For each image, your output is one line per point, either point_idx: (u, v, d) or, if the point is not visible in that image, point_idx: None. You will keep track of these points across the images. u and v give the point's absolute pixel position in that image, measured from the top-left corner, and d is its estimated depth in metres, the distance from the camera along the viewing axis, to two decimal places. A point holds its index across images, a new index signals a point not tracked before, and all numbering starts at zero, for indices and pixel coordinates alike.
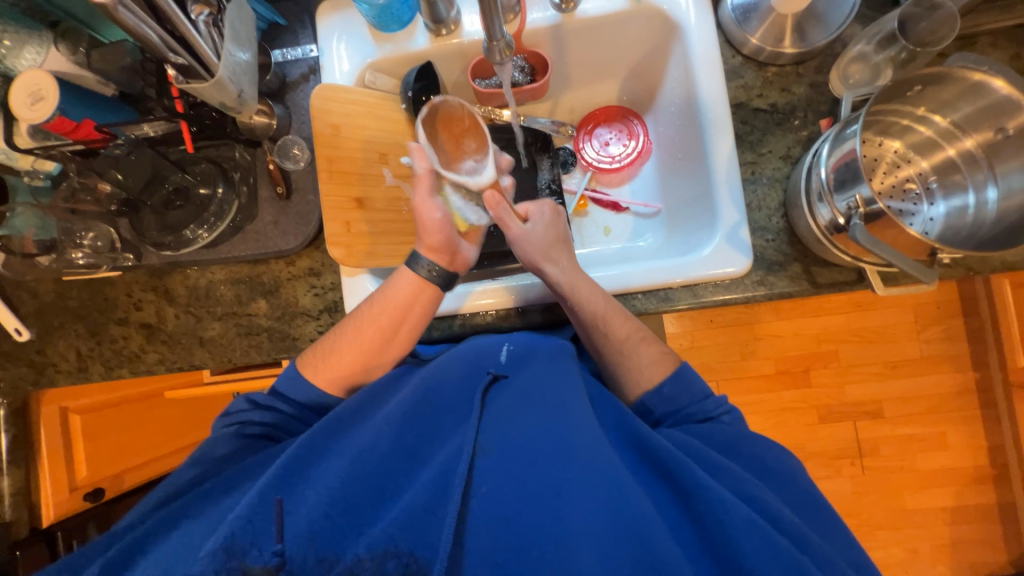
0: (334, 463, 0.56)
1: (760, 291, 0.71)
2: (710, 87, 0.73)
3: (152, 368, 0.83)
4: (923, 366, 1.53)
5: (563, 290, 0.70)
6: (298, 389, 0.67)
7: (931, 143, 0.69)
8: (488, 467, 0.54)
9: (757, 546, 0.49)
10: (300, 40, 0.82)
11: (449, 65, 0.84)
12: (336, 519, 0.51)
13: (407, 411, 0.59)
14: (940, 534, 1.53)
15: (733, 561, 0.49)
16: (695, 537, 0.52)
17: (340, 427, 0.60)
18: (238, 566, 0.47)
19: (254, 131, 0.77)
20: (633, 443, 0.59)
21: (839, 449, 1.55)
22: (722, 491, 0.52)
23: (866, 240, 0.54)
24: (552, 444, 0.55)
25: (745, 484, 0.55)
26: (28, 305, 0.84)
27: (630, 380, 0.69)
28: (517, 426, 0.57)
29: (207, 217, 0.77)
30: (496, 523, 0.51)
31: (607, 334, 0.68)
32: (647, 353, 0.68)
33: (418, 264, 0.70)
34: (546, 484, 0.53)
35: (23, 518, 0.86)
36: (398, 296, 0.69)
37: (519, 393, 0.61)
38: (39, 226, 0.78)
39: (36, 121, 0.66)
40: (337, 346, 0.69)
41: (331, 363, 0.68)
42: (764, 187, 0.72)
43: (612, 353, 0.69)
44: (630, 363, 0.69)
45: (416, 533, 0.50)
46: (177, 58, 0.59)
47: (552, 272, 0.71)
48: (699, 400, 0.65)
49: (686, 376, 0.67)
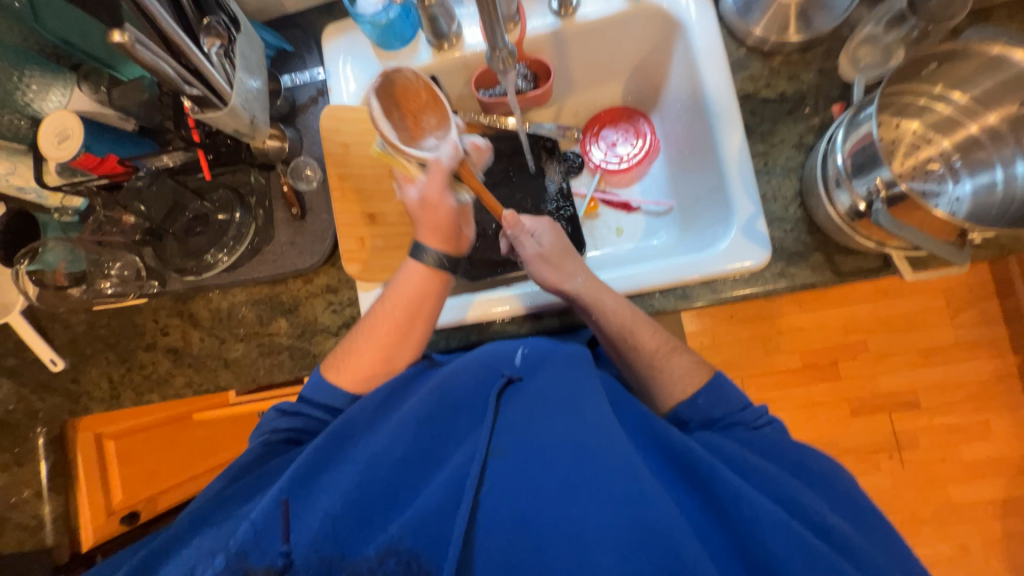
0: (347, 468, 0.56)
1: (781, 283, 0.69)
2: (716, 82, 0.72)
3: (180, 391, 0.85)
4: (958, 352, 1.47)
5: (587, 304, 0.70)
6: (321, 399, 0.67)
7: (951, 121, 0.67)
8: (504, 469, 0.54)
9: (792, 549, 0.47)
10: (308, 64, 0.84)
11: (453, 78, 0.85)
12: (348, 520, 0.52)
13: (424, 416, 0.59)
14: (991, 529, 1.46)
15: (768, 565, 0.47)
16: (724, 539, 0.51)
17: (353, 431, 0.60)
18: (240, 567, 0.49)
19: (268, 154, 0.79)
20: (658, 443, 0.58)
21: (874, 443, 1.49)
22: (756, 496, 0.50)
23: (889, 224, 0.52)
24: (568, 444, 0.54)
25: (779, 487, 0.53)
26: (61, 336, 0.87)
27: (657, 383, 0.68)
28: (532, 428, 0.57)
29: (226, 241, 0.79)
30: (509, 523, 0.51)
31: (634, 348, 0.69)
32: (674, 362, 0.68)
33: (424, 254, 0.70)
34: (560, 485, 0.52)
35: (63, 543, 0.89)
36: (410, 288, 0.70)
37: (534, 395, 0.61)
38: (70, 258, 0.81)
39: (63, 160, 0.69)
40: (356, 345, 0.69)
41: (351, 361, 0.69)
42: (778, 177, 0.71)
43: (640, 365, 0.69)
44: (658, 371, 0.68)
45: (425, 536, 0.50)
46: (192, 89, 0.61)
47: (573, 289, 0.71)
48: (725, 397, 0.64)
49: (722, 385, 0.65)
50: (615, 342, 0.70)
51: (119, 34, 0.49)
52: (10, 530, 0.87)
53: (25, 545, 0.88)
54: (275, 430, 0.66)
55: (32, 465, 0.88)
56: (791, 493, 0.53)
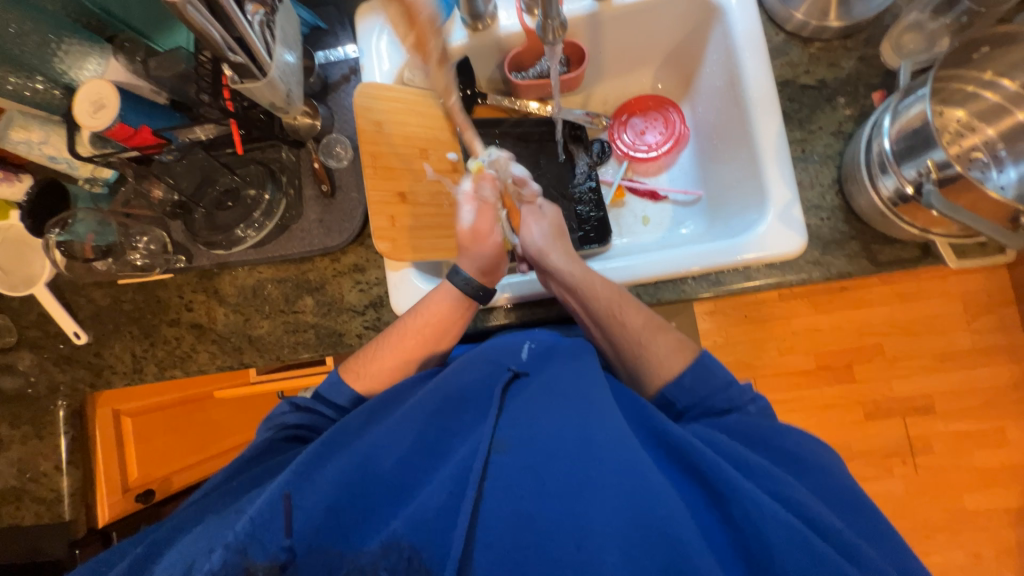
0: (346, 462, 0.56)
1: (817, 271, 0.68)
2: (753, 67, 0.72)
3: (203, 367, 0.85)
4: (976, 357, 1.46)
5: (565, 283, 0.71)
6: (338, 395, 0.68)
7: (998, 109, 0.65)
8: (509, 464, 0.53)
9: (795, 549, 0.47)
10: (341, 42, 0.84)
11: (485, 60, 0.86)
12: (347, 513, 0.53)
13: (429, 410, 0.60)
14: (1003, 536, 1.45)
15: (766, 563, 0.47)
16: (727, 535, 0.50)
17: (357, 426, 0.62)
18: (242, 562, 0.50)
19: (299, 130, 0.80)
20: (660, 440, 0.56)
21: (888, 447, 1.48)
22: (756, 494, 0.50)
23: (943, 206, 0.50)
24: (572, 439, 0.54)
25: (772, 480, 0.53)
26: (85, 310, 0.88)
27: (648, 366, 0.66)
28: (535, 422, 0.56)
29: (254, 218, 0.79)
30: (512, 522, 0.50)
31: (619, 325, 0.68)
32: (657, 342, 0.67)
33: (457, 277, 0.70)
34: (561, 481, 0.51)
35: (81, 517, 0.89)
36: (442, 311, 0.70)
37: (542, 390, 0.60)
38: (98, 230, 0.82)
39: (98, 129, 0.69)
40: (378, 352, 0.71)
41: (372, 369, 0.70)
42: (815, 164, 0.70)
43: (626, 346, 0.68)
44: (647, 350, 0.67)
45: (427, 533, 0.51)
46: (235, 57, 0.60)
47: (552, 264, 0.72)
48: (703, 381, 0.63)
49: (706, 364, 0.64)
50: (601, 320, 0.69)
51: None
52: (27, 503, 0.88)
53: (42, 518, 0.88)
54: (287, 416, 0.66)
55: (53, 440, 0.88)
56: (782, 487, 0.52)
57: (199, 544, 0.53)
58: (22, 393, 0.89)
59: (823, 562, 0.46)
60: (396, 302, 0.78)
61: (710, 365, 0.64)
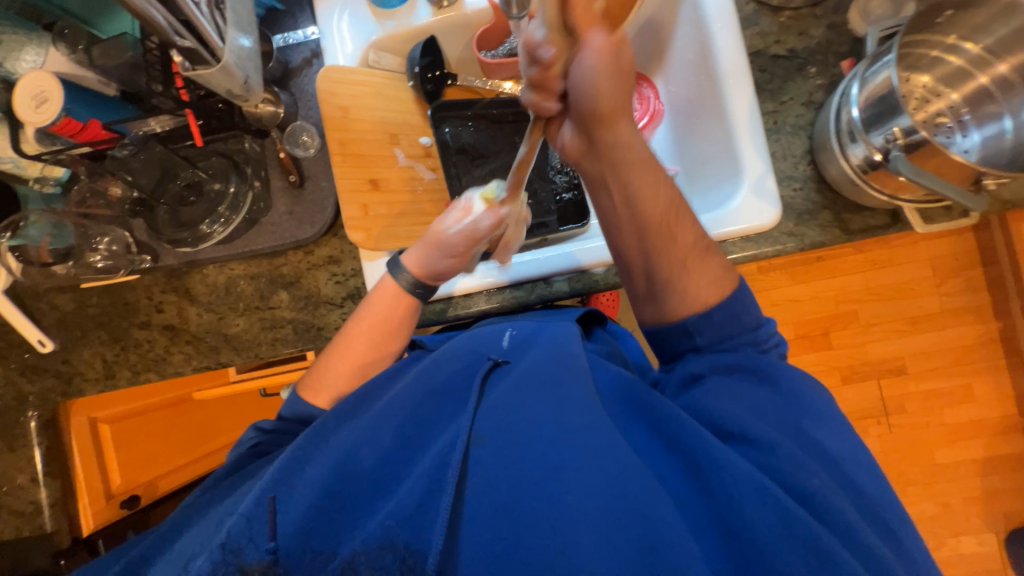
0: (324, 459, 0.56)
1: (791, 243, 0.69)
2: (724, 37, 0.71)
3: (179, 369, 0.83)
4: (944, 320, 1.52)
5: (615, 168, 0.56)
6: (294, 411, 0.65)
7: (962, 73, 0.66)
8: (488, 455, 0.54)
9: (768, 513, 0.48)
10: (300, 24, 0.80)
11: (453, 39, 0.83)
12: (333, 510, 0.53)
13: (410, 402, 0.59)
14: (971, 486, 1.53)
15: (742, 533, 0.48)
16: (703, 503, 0.51)
17: (334, 424, 0.60)
18: (235, 562, 0.51)
19: (261, 119, 0.77)
20: (642, 415, 0.58)
21: (863, 409, 1.54)
22: (734, 458, 0.51)
23: (909, 171, 0.51)
24: (548, 424, 0.54)
25: (755, 448, 0.53)
26: (49, 316, 0.84)
27: (673, 294, 0.60)
28: (512, 412, 0.56)
29: (220, 212, 0.77)
30: (491, 509, 0.51)
31: (667, 240, 0.59)
32: (697, 268, 0.59)
33: (400, 273, 0.66)
34: (538, 466, 0.52)
35: (63, 528, 0.87)
36: (381, 310, 0.67)
37: (520, 376, 0.60)
38: (55, 233, 0.78)
39: (42, 124, 0.65)
40: (326, 363, 0.67)
41: (324, 382, 0.66)
42: (787, 135, 0.71)
43: (662, 267, 0.60)
44: (684, 275, 0.60)
45: (410, 524, 0.52)
46: (183, 41, 0.57)
47: (605, 145, 0.55)
48: (732, 321, 0.60)
49: (742, 302, 0.60)
50: (642, 224, 0.58)
51: None
52: (5, 517, 0.85)
53: (22, 532, 0.86)
54: (254, 440, 0.65)
55: (25, 452, 0.85)
56: (762, 453, 0.52)
57: (197, 539, 0.55)
58: None
59: (792, 522, 0.47)
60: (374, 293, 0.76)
61: (743, 306, 0.60)
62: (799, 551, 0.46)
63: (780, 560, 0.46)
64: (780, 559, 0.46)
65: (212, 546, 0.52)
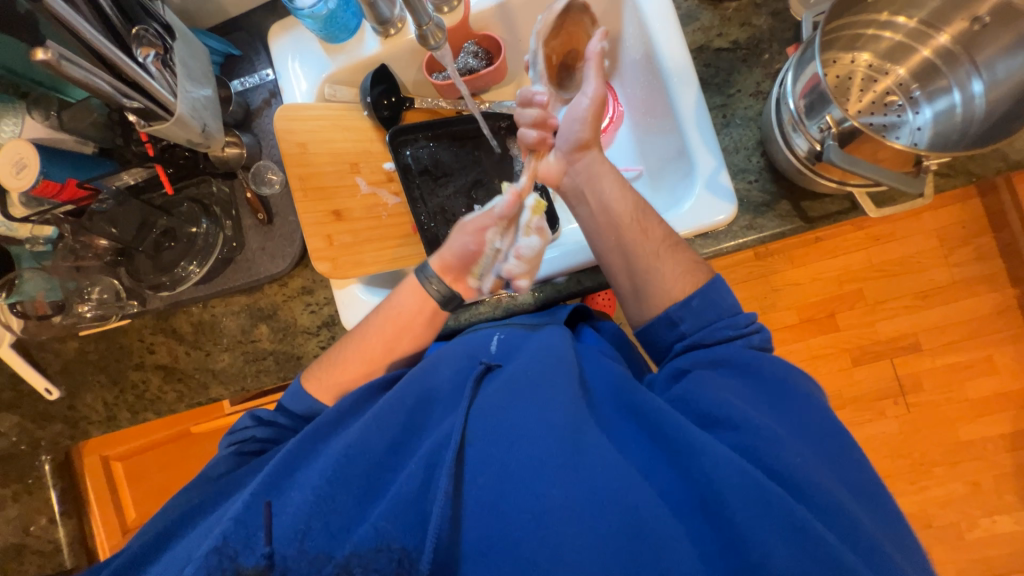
0: (317, 465, 0.57)
1: (751, 236, 0.68)
2: (667, 37, 0.70)
3: (173, 406, 0.86)
4: (956, 292, 1.45)
5: (590, 181, 0.70)
6: (299, 404, 0.69)
7: (904, 47, 0.69)
8: (475, 456, 0.53)
9: (747, 496, 0.47)
10: (257, 66, 0.84)
11: (405, 64, 0.85)
12: (325, 514, 0.53)
13: (401, 409, 0.60)
14: (1001, 463, 1.46)
15: (721, 521, 0.47)
16: (684, 490, 0.50)
17: (329, 429, 0.62)
18: (229, 566, 0.49)
19: (229, 162, 0.79)
20: (629, 409, 0.57)
21: (878, 390, 1.49)
22: (715, 444, 0.50)
23: (841, 160, 0.51)
24: (533, 419, 0.54)
25: (735, 433, 0.52)
26: (53, 364, 0.88)
27: (654, 289, 0.64)
28: (502, 409, 0.56)
29: (196, 253, 0.80)
30: (481, 506, 0.51)
31: (638, 234, 0.65)
32: (670, 257, 0.64)
33: (427, 279, 0.69)
34: (524, 459, 0.52)
35: (82, 564, 0.92)
36: (404, 305, 0.69)
37: (509, 378, 0.59)
38: (48, 287, 0.82)
39: (23, 189, 0.69)
40: (342, 357, 0.69)
41: (335, 379, 0.69)
42: (738, 128, 0.70)
43: (639, 259, 0.65)
44: (659, 265, 0.64)
45: (401, 527, 0.51)
46: (133, 103, 0.60)
47: (580, 165, 0.71)
48: (713, 305, 0.61)
49: (719, 288, 0.62)
50: (616, 223, 0.67)
51: (41, 52, 0.47)
52: (27, 556, 0.91)
53: (45, 569, 0.91)
54: (251, 430, 0.67)
55: (42, 494, 0.91)
56: (749, 440, 0.51)
57: (177, 555, 0.54)
58: (5, 454, 0.90)
59: (773, 501, 0.46)
60: (348, 320, 0.79)
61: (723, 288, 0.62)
62: (779, 528, 0.45)
63: (765, 540, 0.45)
64: (766, 547, 0.44)
65: (201, 553, 0.51)
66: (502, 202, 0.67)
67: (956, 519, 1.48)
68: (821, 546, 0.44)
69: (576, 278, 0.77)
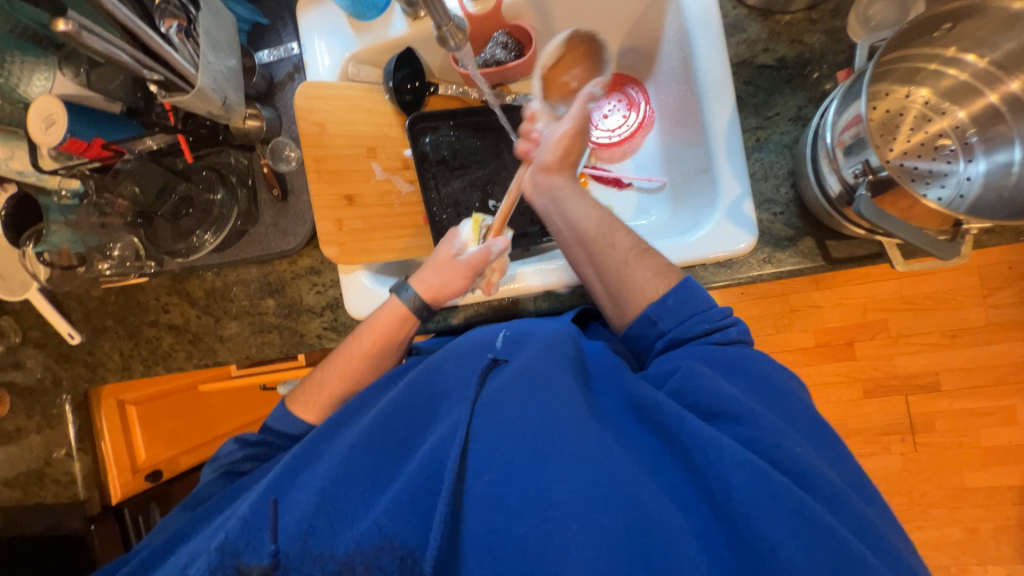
0: (321, 466, 0.58)
1: (768, 269, 0.65)
2: (712, 47, 0.65)
3: (183, 365, 0.90)
4: (988, 334, 1.37)
5: (557, 201, 0.69)
6: (285, 423, 0.71)
7: (967, 88, 0.63)
8: (479, 451, 0.53)
9: (761, 495, 0.45)
10: (284, 38, 0.83)
11: (431, 47, 0.83)
12: (329, 512, 0.53)
13: (400, 399, 0.60)
14: (1005, 514, 1.41)
15: (735, 518, 0.45)
16: (692, 485, 0.49)
17: (337, 426, 0.64)
18: (233, 565, 0.52)
19: (248, 134, 0.80)
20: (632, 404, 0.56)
21: (886, 425, 1.44)
22: (711, 434, 0.48)
23: (871, 213, 0.47)
24: (535, 419, 0.53)
25: (745, 429, 0.49)
26: (77, 310, 0.93)
27: (628, 296, 0.62)
28: (503, 406, 0.55)
29: (211, 222, 0.82)
30: (487, 502, 0.51)
31: (607, 246, 0.64)
32: (640, 264, 0.62)
33: (405, 293, 0.71)
34: (529, 459, 0.51)
35: (94, 496, 1.00)
36: (385, 325, 0.71)
37: (511, 374, 0.57)
38: (73, 240, 0.84)
39: (52, 144, 0.70)
40: (324, 380, 0.71)
41: (320, 396, 0.71)
42: (771, 154, 0.66)
43: (611, 268, 0.63)
44: (632, 272, 0.62)
45: (406, 517, 0.51)
46: (153, 74, 0.61)
47: (548, 184, 0.70)
48: (687, 302, 0.59)
49: (691, 288, 0.60)
50: (583, 240, 0.66)
51: (62, 22, 0.49)
52: (47, 483, 0.98)
53: (61, 497, 0.99)
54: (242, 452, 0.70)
55: (61, 428, 0.97)
56: (760, 436, 0.48)
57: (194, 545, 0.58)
58: (31, 387, 0.97)
59: (782, 496, 0.44)
60: (349, 304, 0.80)
61: (694, 287, 0.60)
62: (793, 524, 0.43)
63: (775, 538, 0.43)
64: (789, 555, 0.42)
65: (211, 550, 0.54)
66: (498, 244, 0.72)
67: (946, 563, 1.45)
68: (831, 537, 0.43)
69: (580, 292, 0.76)
